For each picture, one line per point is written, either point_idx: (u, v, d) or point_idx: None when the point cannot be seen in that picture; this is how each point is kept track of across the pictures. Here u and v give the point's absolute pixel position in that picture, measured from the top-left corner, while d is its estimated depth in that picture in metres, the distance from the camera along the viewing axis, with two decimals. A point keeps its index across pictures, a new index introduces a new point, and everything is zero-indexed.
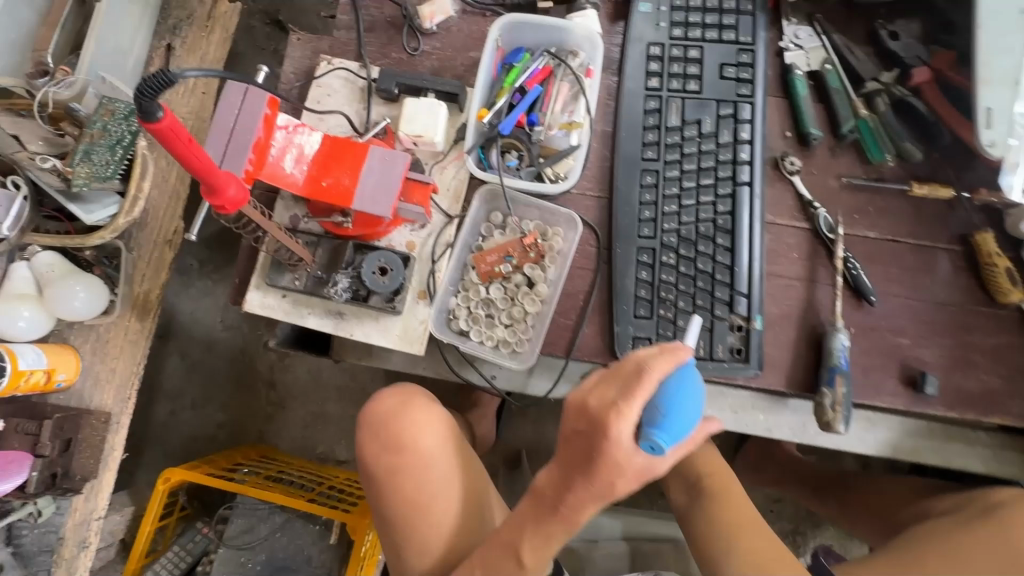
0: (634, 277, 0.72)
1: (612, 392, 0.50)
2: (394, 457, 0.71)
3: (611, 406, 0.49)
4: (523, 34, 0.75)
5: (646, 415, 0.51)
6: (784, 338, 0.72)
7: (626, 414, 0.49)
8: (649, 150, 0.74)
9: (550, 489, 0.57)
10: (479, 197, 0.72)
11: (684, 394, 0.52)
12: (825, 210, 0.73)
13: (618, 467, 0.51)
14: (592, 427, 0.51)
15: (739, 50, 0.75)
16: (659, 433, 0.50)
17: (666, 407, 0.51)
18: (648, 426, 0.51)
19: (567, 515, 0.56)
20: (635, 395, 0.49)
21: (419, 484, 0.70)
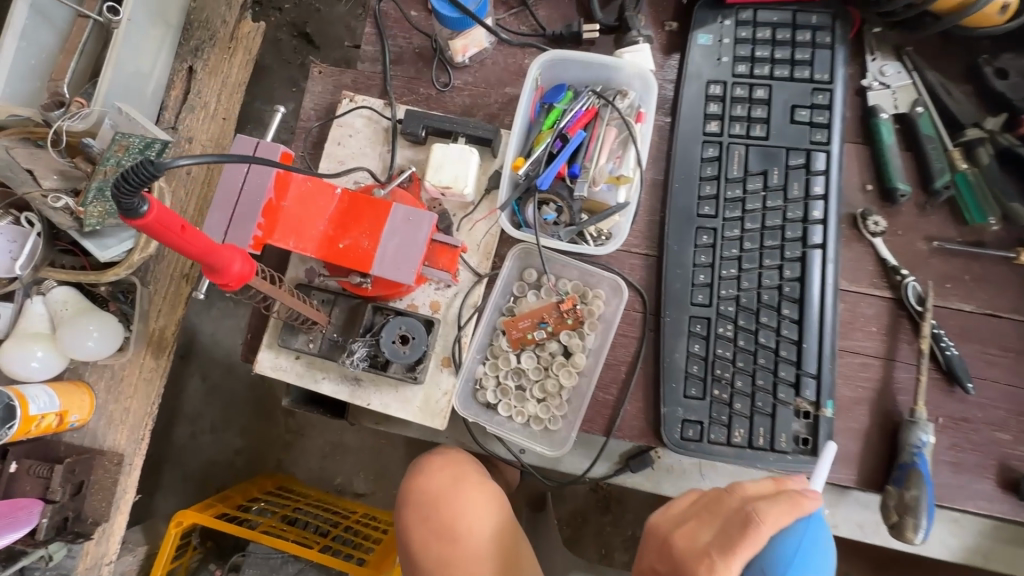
0: (685, 350, 0.63)
1: (710, 540, 0.46)
2: (445, 544, 0.63)
3: (705, 560, 0.44)
4: (565, 71, 0.67)
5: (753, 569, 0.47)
6: (859, 427, 0.62)
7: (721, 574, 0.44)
8: (706, 205, 0.65)
9: None
10: (512, 255, 0.65)
11: (800, 550, 0.48)
12: (914, 278, 0.63)
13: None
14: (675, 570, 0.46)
15: (814, 89, 0.66)
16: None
17: (781, 563, 0.47)
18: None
19: None
20: (735, 553, 0.44)
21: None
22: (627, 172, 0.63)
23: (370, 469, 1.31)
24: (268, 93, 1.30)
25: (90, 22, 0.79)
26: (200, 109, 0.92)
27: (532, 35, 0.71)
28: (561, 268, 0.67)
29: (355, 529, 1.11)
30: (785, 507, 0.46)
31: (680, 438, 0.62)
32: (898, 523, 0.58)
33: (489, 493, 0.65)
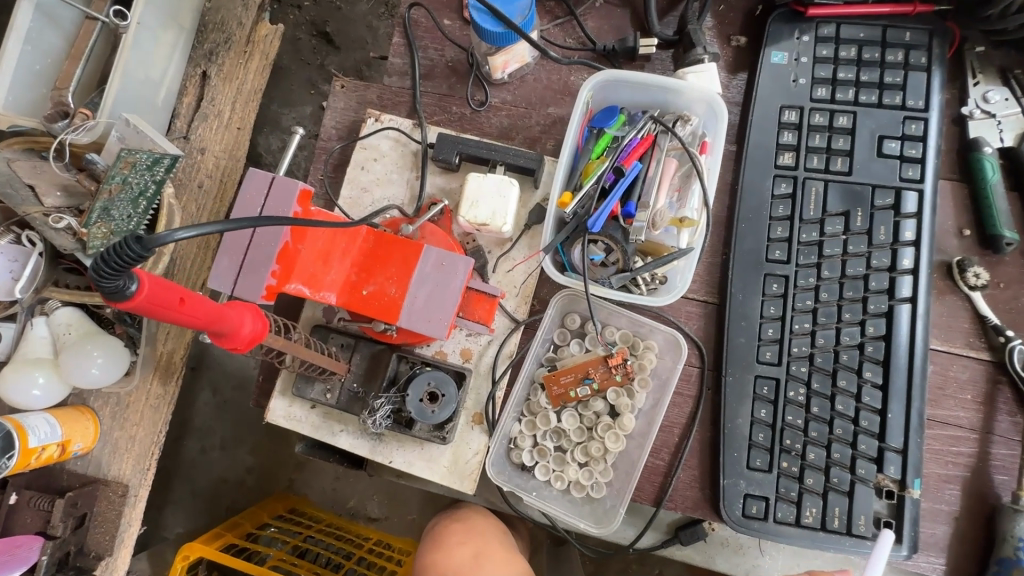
0: (749, 415, 0.55)
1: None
2: None
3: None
4: (618, 92, 0.59)
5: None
6: (948, 509, 0.54)
7: None
8: (776, 249, 0.57)
9: None
10: (556, 302, 0.58)
11: None
12: (1021, 340, 0.55)
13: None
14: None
15: (906, 118, 0.57)
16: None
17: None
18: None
19: None
20: None
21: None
22: (690, 214, 0.56)
23: (384, 492, 1.26)
24: (285, 96, 1.24)
25: (98, 25, 0.69)
26: (213, 118, 0.83)
27: (580, 50, 0.63)
28: (609, 315, 0.60)
29: (369, 561, 1.04)
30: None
31: (743, 515, 0.54)
32: None
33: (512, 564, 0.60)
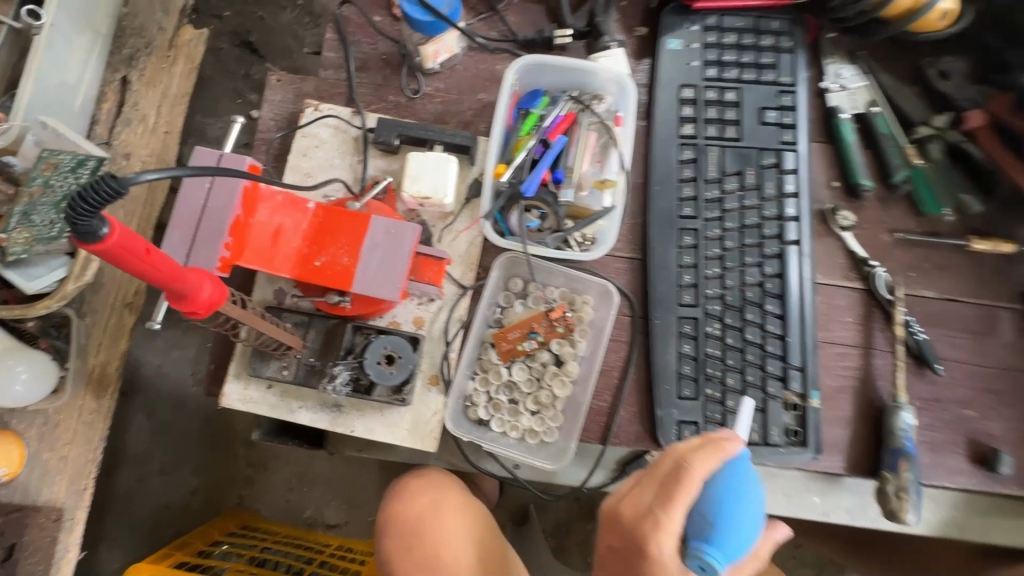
0: (676, 351, 0.63)
1: (647, 501, 0.49)
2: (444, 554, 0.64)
3: (650, 516, 0.48)
4: (540, 76, 0.66)
5: (693, 523, 0.49)
6: (842, 415, 0.64)
7: (664, 527, 0.47)
8: (686, 206, 0.65)
9: None
10: (499, 265, 0.63)
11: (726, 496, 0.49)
12: (882, 268, 0.66)
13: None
14: (631, 541, 0.48)
15: (779, 92, 0.68)
16: (713, 552, 0.47)
17: (715, 518, 0.48)
18: (699, 541, 0.48)
19: None
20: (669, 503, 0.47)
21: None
22: (611, 175, 0.62)
23: (341, 498, 1.24)
24: (210, 106, 1.22)
25: (4, 28, 0.70)
26: (137, 123, 0.83)
27: (502, 40, 0.70)
28: (547, 277, 0.66)
29: (330, 564, 1.02)
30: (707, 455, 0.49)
31: (678, 440, 0.61)
32: (891, 507, 0.60)
33: (452, 516, 0.64)
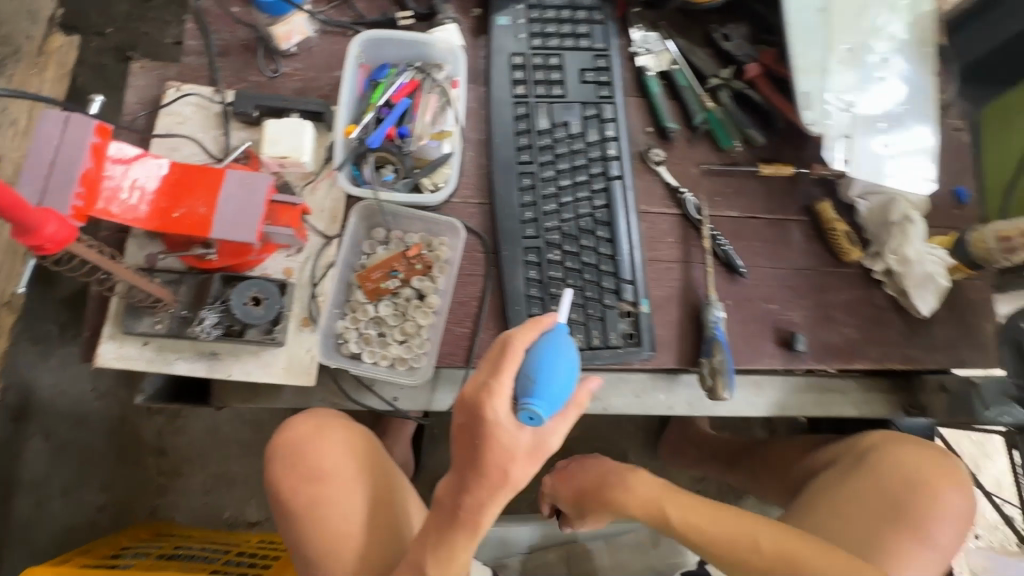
0: (524, 277, 0.73)
1: (483, 378, 0.58)
2: (313, 484, 0.68)
3: (485, 388, 0.57)
4: (385, 51, 0.75)
5: (521, 386, 0.58)
6: (670, 318, 0.75)
7: (497, 392, 0.56)
8: (523, 154, 0.76)
9: (448, 496, 0.62)
10: (355, 212, 0.71)
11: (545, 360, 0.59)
12: (691, 194, 0.79)
13: (508, 446, 0.57)
14: (472, 418, 0.56)
15: (595, 55, 0.80)
16: (535, 400, 0.57)
17: (535, 375, 0.57)
18: (525, 396, 0.57)
19: (467, 519, 0.61)
20: (501, 372, 0.56)
21: (335, 510, 0.67)
22: (447, 129, 0.71)
23: (262, 494, 1.24)
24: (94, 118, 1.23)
25: None
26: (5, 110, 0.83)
27: (352, 22, 0.78)
28: (407, 224, 0.74)
29: (250, 553, 1.06)
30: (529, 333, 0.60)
31: None
32: (712, 386, 0.72)
33: (359, 435, 0.73)
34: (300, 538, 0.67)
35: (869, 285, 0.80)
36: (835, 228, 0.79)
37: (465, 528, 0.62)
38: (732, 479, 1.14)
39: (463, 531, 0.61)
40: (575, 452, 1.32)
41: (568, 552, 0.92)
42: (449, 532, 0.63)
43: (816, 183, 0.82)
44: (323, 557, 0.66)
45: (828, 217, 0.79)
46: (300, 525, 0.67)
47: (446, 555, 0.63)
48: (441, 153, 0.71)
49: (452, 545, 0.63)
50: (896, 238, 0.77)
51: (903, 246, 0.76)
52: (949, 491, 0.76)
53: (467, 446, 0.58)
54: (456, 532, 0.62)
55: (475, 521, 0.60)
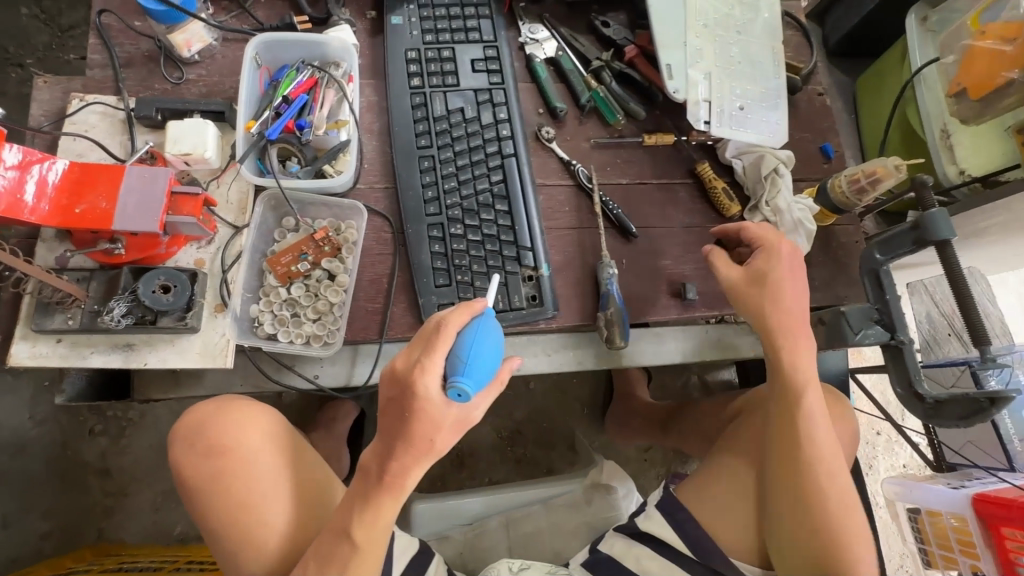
0: (429, 251, 0.77)
1: (416, 355, 0.60)
2: (218, 462, 0.66)
3: (417, 366, 0.59)
4: (283, 52, 0.80)
5: (450, 364, 0.59)
6: (570, 280, 0.82)
7: (428, 369, 0.58)
8: (423, 139, 0.81)
9: (374, 461, 0.63)
10: (258, 201, 0.75)
11: (475, 340, 0.59)
12: (582, 165, 0.86)
13: (434, 419, 0.60)
14: (404, 389, 0.59)
15: (484, 47, 0.87)
16: (462, 378, 0.58)
17: (465, 355, 0.59)
18: (453, 374, 0.59)
19: (393, 480, 0.63)
20: (434, 350, 0.59)
21: (244, 491, 0.65)
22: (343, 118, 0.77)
23: None
24: None
25: None
26: None
27: (251, 28, 0.83)
28: (317, 212, 0.79)
29: (199, 561, 1.09)
30: (460, 313, 0.61)
31: None
32: (609, 334, 0.79)
33: (274, 417, 0.71)
34: (213, 519, 0.66)
35: None
36: (715, 185, 0.86)
37: (387, 489, 0.63)
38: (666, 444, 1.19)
39: (387, 492, 0.63)
40: (525, 435, 1.36)
41: (508, 519, 0.96)
42: (372, 491, 0.63)
43: (697, 148, 0.90)
44: (240, 536, 0.65)
45: (708, 177, 0.87)
46: (211, 509, 0.66)
47: (370, 518, 0.63)
48: (339, 140, 0.76)
49: (378, 507, 0.63)
50: (768, 191, 0.85)
51: (774, 198, 0.85)
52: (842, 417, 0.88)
53: (397, 417, 0.60)
54: (382, 493, 0.63)
55: (401, 484, 0.63)
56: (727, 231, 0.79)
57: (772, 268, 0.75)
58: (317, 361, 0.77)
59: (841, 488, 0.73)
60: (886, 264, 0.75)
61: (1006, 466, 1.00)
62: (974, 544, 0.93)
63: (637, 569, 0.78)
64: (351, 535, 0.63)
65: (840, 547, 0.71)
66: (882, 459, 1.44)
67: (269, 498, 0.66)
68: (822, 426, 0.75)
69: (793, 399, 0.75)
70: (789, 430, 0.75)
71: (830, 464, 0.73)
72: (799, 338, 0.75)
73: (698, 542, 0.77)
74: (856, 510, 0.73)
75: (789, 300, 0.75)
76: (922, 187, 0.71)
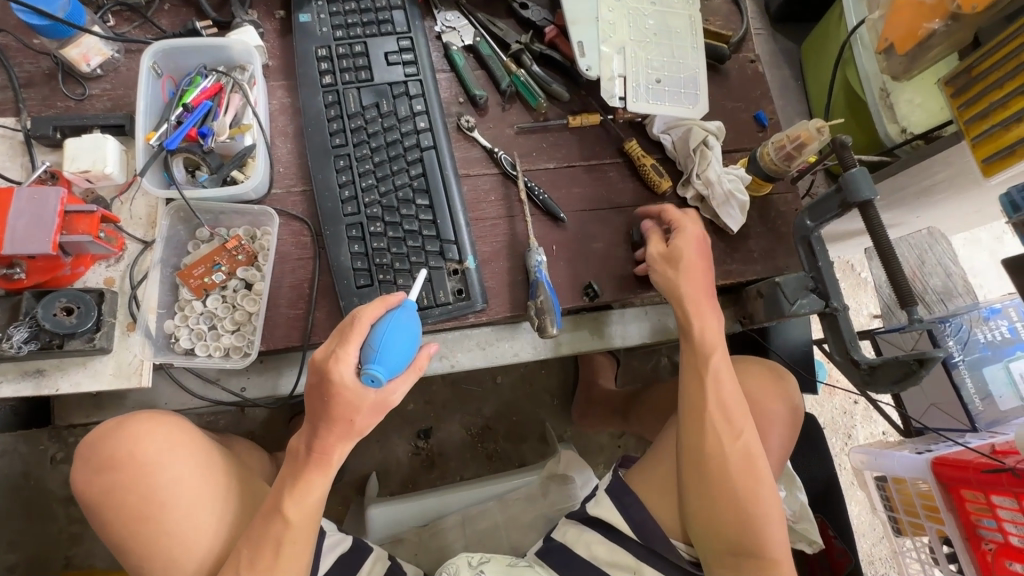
0: (348, 252, 0.75)
1: (332, 346, 0.57)
2: (109, 476, 0.61)
3: (332, 356, 0.56)
4: (186, 59, 0.78)
5: (364, 353, 0.57)
6: (500, 270, 0.80)
7: (344, 358, 0.56)
8: (337, 138, 0.78)
9: (302, 444, 0.61)
10: (166, 214, 0.73)
11: (389, 328, 0.57)
12: (505, 153, 0.84)
13: (352, 404, 0.57)
14: (320, 379, 0.57)
15: (398, 38, 0.83)
16: (375, 365, 0.55)
17: (378, 344, 0.56)
18: (366, 362, 0.56)
19: (321, 456, 0.60)
20: (349, 341, 0.56)
21: (149, 495, 0.61)
22: (247, 123, 0.76)
23: None
24: None
25: None
26: None
27: (154, 38, 0.80)
28: (232, 221, 0.78)
29: None
30: (376, 304, 0.58)
31: None
32: (542, 324, 0.75)
33: (185, 420, 0.66)
34: (113, 533, 0.61)
35: (687, 212, 0.85)
36: (644, 162, 0.84)
37: (315, 464, 0.60)
38: (630, 429, 1.19)
39: (316, 468, 0.60)
40: (495, 430, 1.34)
41: (464, 516, 0.94)
42: (301, 466, 0.60)
43: (625, 126, 0.88)
44: (150, 546, 0.60)
45: (637, 154, 0.85)
46: (114, 523, 0.61)
47: (300, 492, 0.60)
48: (244, 146, 0.75)
49: (309, 485, 0.60)
50: (698, 164, 0.83)
51: (704, 170, 0.82)
52: (772, 391, 0.87)
53: (316, 403, 0.58)
54: (311, 468, 0.60)
55: (328, 460, 0.60)
56: (652, 213, 0.81)
57: (685, 247, 0.75)
58: (243, 374, 0.77)
59: (755, 467, 0.72)
60: (817, 231, 0.73)
61: (969, 426, 0.98)
62: (938, 509, 0.91)
63: (588, 556, 0.77)
64: (283, 512, 0.60)
65: (743, 514, 0.70)
66: (860, 428, 1.41)
67: (181, 499, 0.61)
68: (730, 391, 0.74)
69: (701, 364, 0.75)
70: (695, 397, 0.74)
71: (733, 429, 0.73)
72: (705, 302, 0.76)
73: (643, 527, 0.75)
74: (763, 478, 0.72)
75: (699, 269, 0.76)
76: (842, 148, 0.69)
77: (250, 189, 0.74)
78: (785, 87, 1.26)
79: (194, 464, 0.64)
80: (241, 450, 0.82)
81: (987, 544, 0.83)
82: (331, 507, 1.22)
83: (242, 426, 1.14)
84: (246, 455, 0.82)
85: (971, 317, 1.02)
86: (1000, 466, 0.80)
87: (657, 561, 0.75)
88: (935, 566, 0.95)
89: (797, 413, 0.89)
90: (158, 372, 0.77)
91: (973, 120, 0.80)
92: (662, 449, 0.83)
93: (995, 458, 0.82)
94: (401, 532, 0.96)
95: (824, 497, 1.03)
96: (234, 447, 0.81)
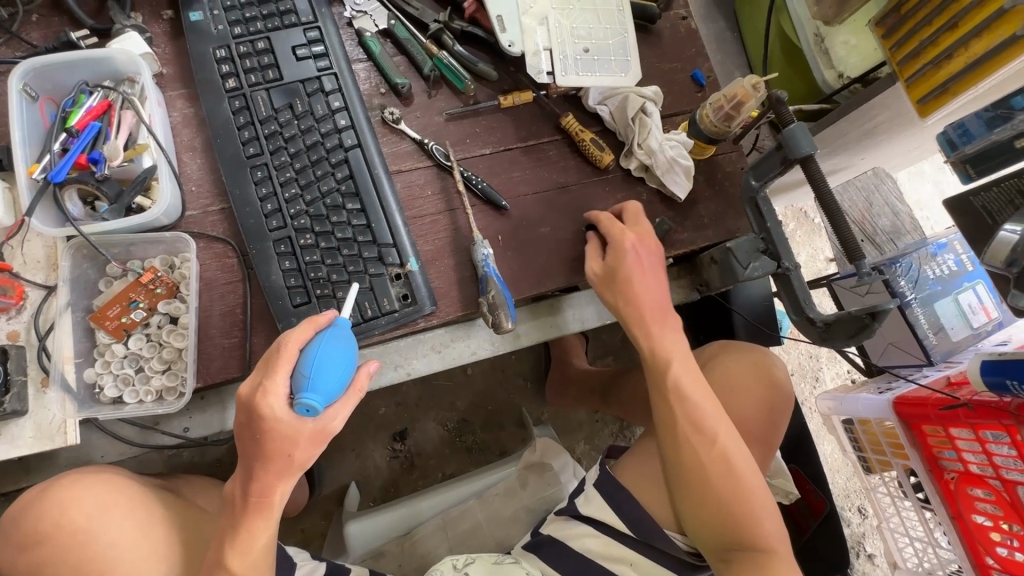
0: (280, 270, 0.70)
1: (260, 378, 0.54)
2: (37, 552, 0.57)
3: (259, 389, 0.53)
4: (65, 77, 0.70)
5: (295, 381, 0.53)
6: (445, 269, 0.76)
7: (272, 390, 0.53)
8: (250, 147, 0.72)
9: (239, 487, 0.57)
10: (66, 253, 0.66)
11: (318, 350, 0.53)
12: (436, 143, 0.79)
13: (289, 439, 0.54)
14: (251, 415, 0.53)
15: (304, 30, 0.75)
16: (308, 394, 0.52)
17: (308, 369, 0.52)
18: (298, 391, 0.52)
19: (261, 501, 0.56)
20: (276, 371, 0.53)
21: (87, 563, 0.57)
22: (141, 142, 0.68)
23: None
24: None
25: None
26: None
27: (25, 56, 0.71)
28: (146, 251, 0.72)
29: None
30: (302, 326, 0.55)
31: None
32: (496, 319, 0.71)
33: (115, 475, 0.62)
34: None
35: (632, 185, 0.83)
36: (582, 138, 0.81)
37: (255, 509, 0.56)
38: (609, 410, 1.16)
39: (256, 513, 0.56)
40: (472, 422, 1.32)
41: (444, 520, 0.93)
42: (240, 514, 0.57)
43: (560, 100, 0.83)
44: None
45: (575, 130, 0.81)
46: None
47: (243, 543, 0.56)
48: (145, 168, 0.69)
49: (252, 531, 0.57)
50: (638, 133, 0.80)
51: (645, 139, 0.79)
52: (746, 384, 0.86)
53: (248, 442, 0.54)
54: (253, 514, 0.56)
55: (269, 502, 0.56)
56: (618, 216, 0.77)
57: (620, 264, 0.73)
58: (184, 414, 0.71)
59: (722, 453, 0.71)
60: (762, 190, 0.72)
61: (925, 360, 1.01)
62: (903, 446, 0.94)
63: (581, 549, 0.77)
64: (228, 568, 0.56)
65: (739, 518, 0.70)
66: (827, 369, 1.45)
67: (121, 563, 0.58)
68: (700, 400, 0.72)
69: (663, 379, 0.73)
70: (662, 413, 0.73)
71: (698, 422, 0.71)
72: (648, 284, 0.74)
73: (639, 522, 0.75)
74: (756, 480, 0.71)
75: (639, 281, 0.73)
76: (778, 104, 0.67)
77: (158, 215, 0.67)
78: (721, 39, 1.24)
79: (131, 525, 0.59)
80: (195, 491, 0.78)
81: (949, 474, 0.86)
82: (314, 524, 1.19)
83: (207, 457, 1.09)
84: (202, 496, 0.77)
85: (920, 256, 1.03)
86: (956, 401, 0.81)
87: (630, 543, 0.76)
88: (905, 497, 0.99)
89: (782, 400, 0.87)
90: (88, 426, 0.71)
91: (906, 60, 0.79)
92: (643, 444, 0.83)
93: (949, 393, 0.84)
94: (379, 546, 0.94)
95: (796, 446, 1.06)
96: (186, 491, 0.76)
